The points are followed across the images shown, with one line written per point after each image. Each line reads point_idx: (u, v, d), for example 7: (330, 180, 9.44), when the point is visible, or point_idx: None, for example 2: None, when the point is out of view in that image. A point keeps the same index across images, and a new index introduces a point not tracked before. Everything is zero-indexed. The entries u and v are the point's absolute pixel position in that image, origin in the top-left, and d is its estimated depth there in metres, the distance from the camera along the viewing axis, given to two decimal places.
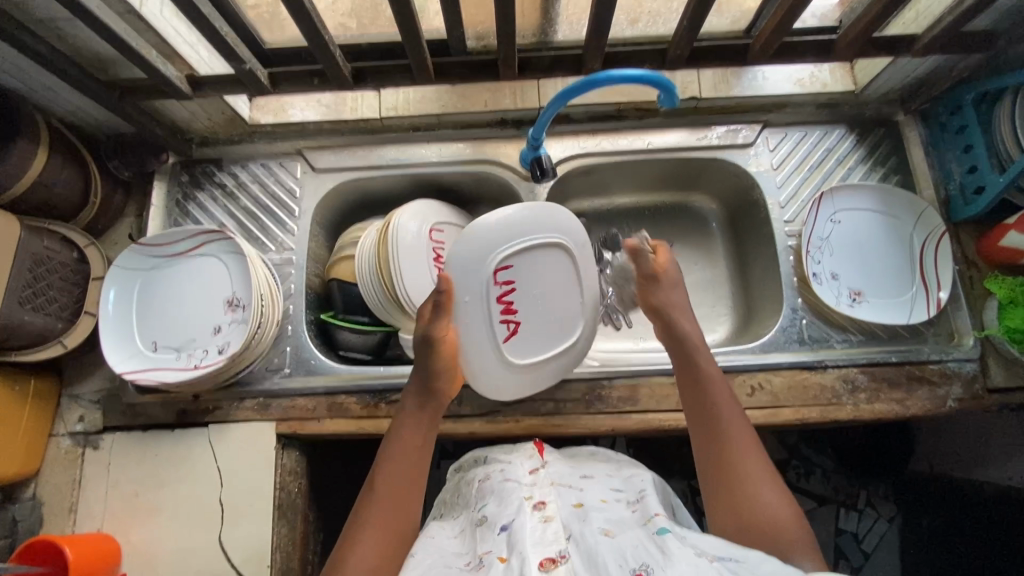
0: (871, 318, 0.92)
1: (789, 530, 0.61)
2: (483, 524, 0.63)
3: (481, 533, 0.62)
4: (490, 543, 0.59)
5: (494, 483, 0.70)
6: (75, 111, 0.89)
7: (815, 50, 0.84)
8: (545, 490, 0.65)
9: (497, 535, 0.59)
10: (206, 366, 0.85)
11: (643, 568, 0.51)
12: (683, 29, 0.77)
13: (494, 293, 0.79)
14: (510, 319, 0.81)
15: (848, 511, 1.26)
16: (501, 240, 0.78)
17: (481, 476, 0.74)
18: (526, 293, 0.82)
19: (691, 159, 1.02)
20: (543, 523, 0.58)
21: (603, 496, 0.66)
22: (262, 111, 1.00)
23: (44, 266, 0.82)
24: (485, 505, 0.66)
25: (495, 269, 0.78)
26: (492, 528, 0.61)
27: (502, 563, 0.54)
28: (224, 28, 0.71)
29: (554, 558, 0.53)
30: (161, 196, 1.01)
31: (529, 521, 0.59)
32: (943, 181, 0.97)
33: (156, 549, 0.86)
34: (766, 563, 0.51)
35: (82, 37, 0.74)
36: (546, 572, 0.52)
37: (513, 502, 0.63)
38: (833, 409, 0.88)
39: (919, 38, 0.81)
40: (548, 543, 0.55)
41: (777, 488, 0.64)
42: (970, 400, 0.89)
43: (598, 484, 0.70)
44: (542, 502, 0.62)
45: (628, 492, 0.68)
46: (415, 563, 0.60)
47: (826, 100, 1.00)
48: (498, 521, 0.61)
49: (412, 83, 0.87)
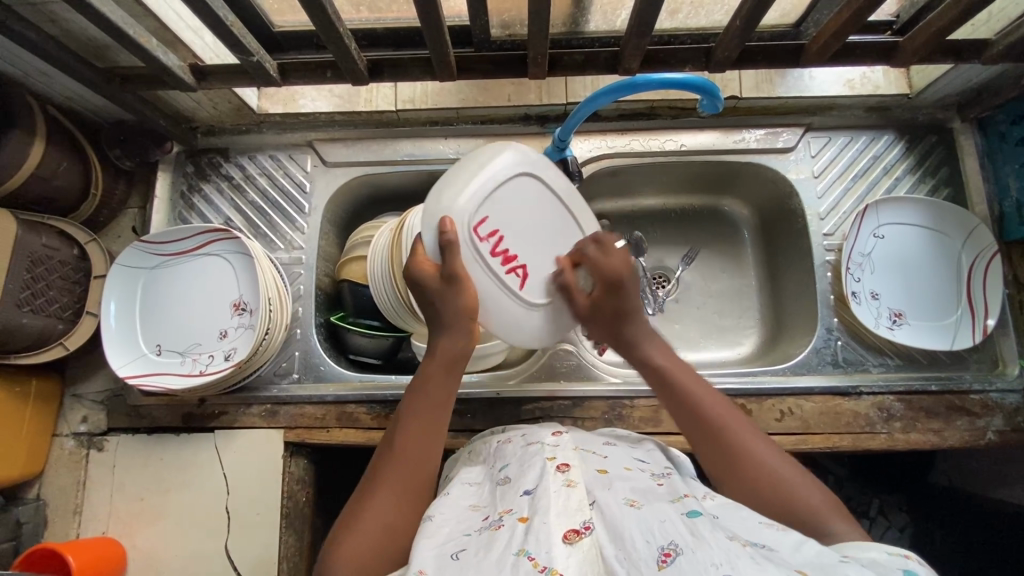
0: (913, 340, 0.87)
1: (819, 503, 0.57)
2: (506, 484, 0.59)
3: (501, 491, 0.59)
4: (510, 502, 0.56)
5: (516, 446, 0.66)
6: (73, 97, 0.84)
7: (876, 53, 0.76)
8: (569, 452, 0.61)
9: (519, 497, 0.56)
10: (211, 372, 0.82)
11: (671, 546, 0.47)
12: (734, 29, 0.69)
13: (485, 249, 0.70)
14: (517, 265, 0.73)
15: (858, 518, 1.14)
16: (466, 189, 0.69)
17: (502, 438, 0.70)
18: (511, 231, 0.73)
19: (725, 162, 0.96)
20: (567, 489, 0.55)
21: (626, 464, 0.62)
22: (270, 100, 0.94)
23: (42, 265, 0.79)
24: (507, 466, 0.62)
25: (474, 226, 0.69)
26: (514, 489, 0.57)
27: (523, 524, 0.51)
28: (229, 17, 0.65)
29: (578, 530, 0.50)
30: (165, 187, 0.96)
31: (553, 485, 0.55)
32: (997, 197, 0.90)
33: (160, 555, 0.84)
34: (800, 547, 0.48)
35: (76, 21, 0.68)
36: (571, 545, 0.49)
37: (536, 465, 0.59)
38: (865, 438, 0.84)
39: (992, 44, 0.73)
40: (572, 514, 0.52)
41: (800, 471, 0.60)
42: (1011, 433, 0.84)
43: (621, 451, 0.66)
44: (566, 465, 0.58)
45: (653, 465, 0.63)
46: (431, 524, 0.56)
47: (876, 103, 0.93)
48: (521, 484, 0.57)
49: (432, 78, 0.81)
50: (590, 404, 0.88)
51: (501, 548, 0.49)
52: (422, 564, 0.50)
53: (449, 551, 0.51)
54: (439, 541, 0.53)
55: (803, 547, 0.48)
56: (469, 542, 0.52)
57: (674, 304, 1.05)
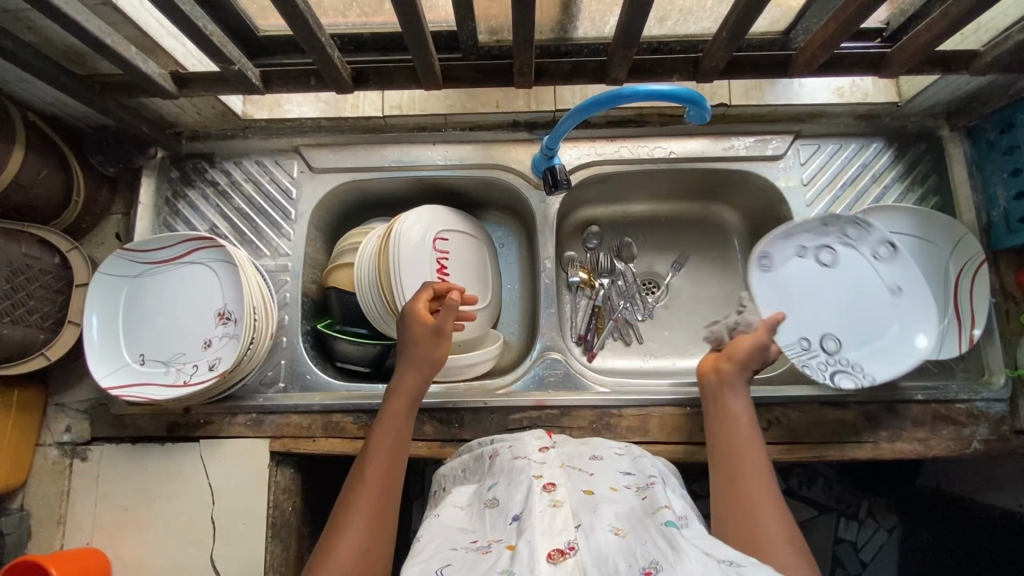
0: (891, 372, 0.84)
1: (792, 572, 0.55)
2: (495, 507, 0.58)
3: (490, 516, 0.58)
4: (500, 532, 0.55)
5: (503, 461, 0.65)
6: (54, 103, 0.83)
7: (865, 64, 0.76)
8: (555, 471, 0.60)
9: (508, 525, 0.55)
10: (195, 383, 0.81)
11: (652, 566, 0.47)
12: (722, 39, 0.69)
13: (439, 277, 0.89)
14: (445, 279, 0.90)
15: (848, 520, 1.14)
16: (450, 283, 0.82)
17: (490, 454, 0.69)
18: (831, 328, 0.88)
19: (715, 169, 0.96)
20: (552, 509, 0.54)
21: (612, 483, 0.61)
22: (255, 105, 0.93)
23: (22, 275, 0.78)
24: (496, 486, 0.62)
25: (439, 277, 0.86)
26: (503, 516, 0.56)
27: (509, 551, 0.50)
28: (209, 26, 0.64)
29: (562, 549, 0.49)
30: (150, 193, 0.95)
31: (538, 505, 0.54)
32: (985, 206, 0.90)
33: (145, 565, 0.84)
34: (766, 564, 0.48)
35: (53, 29, 0.67)
36: (555, 564, 0.47)
37: (522, 485, 0.59)
38: (852, 447, 0.84)
39: (980, 55, 0.73)
40: (556, 533, 0.50)
41: (796, 548, 0.58)
42: (996, 442, 0.84)
43: (607, 466, 0.65)
44: (552, 483, 0.58)
45: (637, 477, 0.63)
46: (420, 544, 0.56)
47: (866, 111, 0.93)
48: (509, 509, 0.56)
49: (418, 86, 0.80)
50: (578, 413, 0.88)
51: (486, 570, 0.49)
52: None
53: (434, 568, 0.51)
54: (426, 559, 0.53)
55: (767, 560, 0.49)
56: (454, 560, 0.52)
57: (663, 311, 1.04)
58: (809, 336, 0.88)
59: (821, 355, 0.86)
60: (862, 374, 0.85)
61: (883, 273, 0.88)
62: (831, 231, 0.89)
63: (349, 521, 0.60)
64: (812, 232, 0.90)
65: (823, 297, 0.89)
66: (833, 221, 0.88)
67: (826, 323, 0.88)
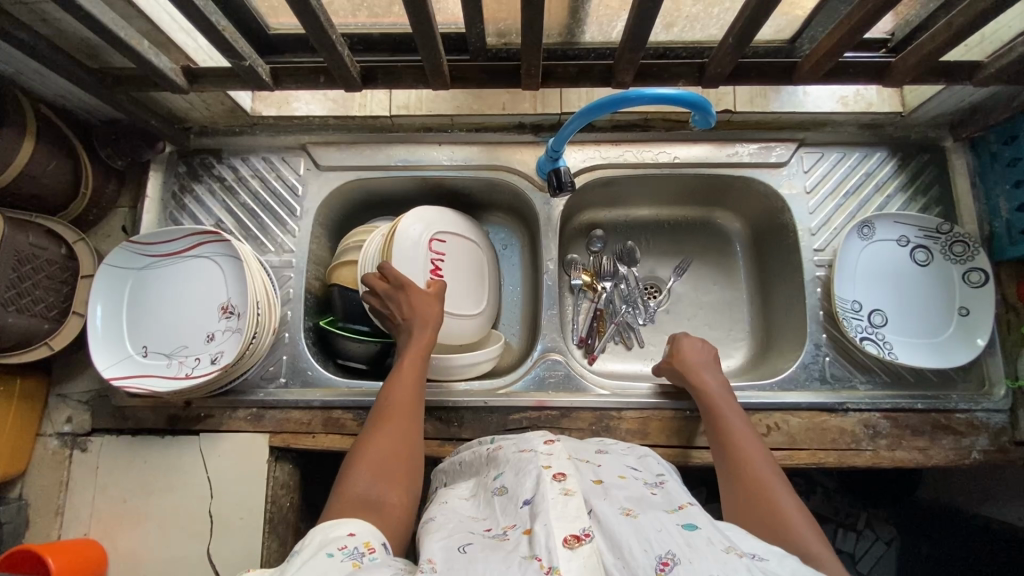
0: (914, 361, 0.87)
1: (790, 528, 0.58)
2: (503, 495, 0.58)
3: (501, 504, 0.58)
4: (512, 517, 0.55)
5: (509, 453, 0.65)
6: (65, 95, 0.83)
7: (870, 72, 0.76)
8: (563, 461, 0.59)
9: (520, 510, 0.55)
10: (198, 376, 0.81)
11: (669, 556, 0.46)
12: (727, 45, 0.70)
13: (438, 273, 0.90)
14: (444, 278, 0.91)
15: (845, 531, 1.13)
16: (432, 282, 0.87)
17: (494, 446, 0.69)
18: (907, 311, 0.90)
19: (719, 175, 0.96)
20: (564, 496, 0.53)
21: (621, 473, 0.62)
22: (263, 102, 0.94)
23: (29, 264, 0.78)
24: (502, 475, 0.62)
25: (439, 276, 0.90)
26: (514, 502, 0.56)
27: (526, 536, 0.50)
28: (221, 22, 0.65)
29: (578, 536, 0.49)
30: (157, 186, 0.96)
31: (550, 492, 0.54)
32: (988, 217, 0.91)
33: (141, 558, 0.84)
34: (786, 562, 0.47)
35: (67, 21, 0.68)
36: (572, 550, 0.48)
37: (531, 474, 0.58)
38: (851, 455, 0.84)
39: (985, 66, 0.74)
40: (571, 519, 0.50)
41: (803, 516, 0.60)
42: (996, 452, 0.84)
43: (613, 459, 0.66)
44: (562, 473, 0.57)
45: (646, 473, 0.64)
46: (435, 523, 0.57)
47: (869, 120, 0.94)
48: (520, 495, 0.57)
49: (425, 86, 0.81)
50: (578, 414, 0.88)
51: (505, 553, 0.49)
52: (431, 555, 0.50)
53: (457, 544, 0.52)
54: (445, 536, 0.54)
55: (788, 558, 0.49)
56: (476, 538, 0.53)
57: (664, 315, 1.05)
58: (861, 302, 0.90)
59: (865, 321, 0.89)
60: (888, 349, 0.87)
61: (956, 291, 0.89)
62: (940, 238, 0.90)
63: (396, 382, 0.74)
64: (923, 226, 0.90)
65: (888, 279, 0.91)
66: (942, 228, 0.89)
67: (880, 299, 0.90)
